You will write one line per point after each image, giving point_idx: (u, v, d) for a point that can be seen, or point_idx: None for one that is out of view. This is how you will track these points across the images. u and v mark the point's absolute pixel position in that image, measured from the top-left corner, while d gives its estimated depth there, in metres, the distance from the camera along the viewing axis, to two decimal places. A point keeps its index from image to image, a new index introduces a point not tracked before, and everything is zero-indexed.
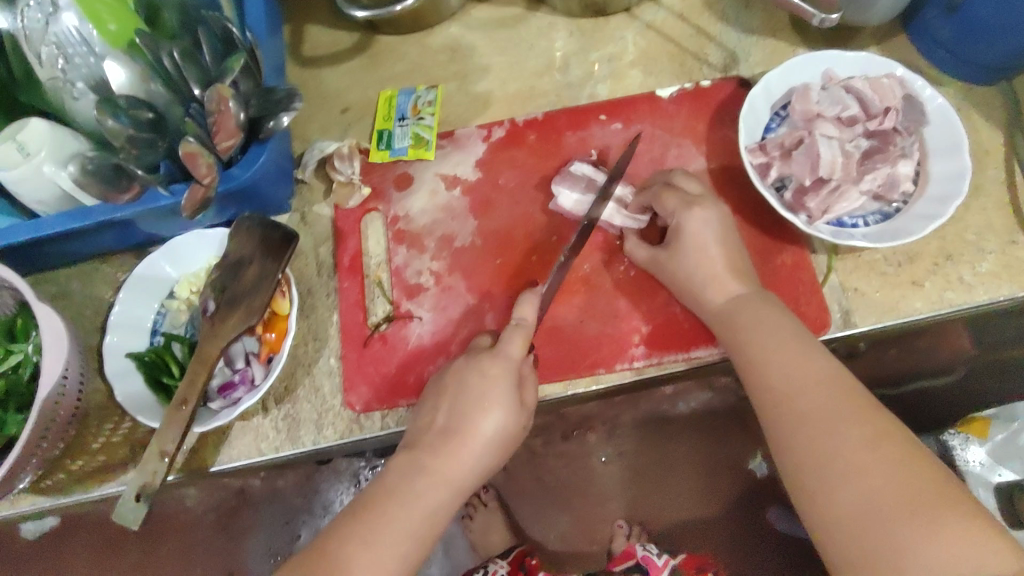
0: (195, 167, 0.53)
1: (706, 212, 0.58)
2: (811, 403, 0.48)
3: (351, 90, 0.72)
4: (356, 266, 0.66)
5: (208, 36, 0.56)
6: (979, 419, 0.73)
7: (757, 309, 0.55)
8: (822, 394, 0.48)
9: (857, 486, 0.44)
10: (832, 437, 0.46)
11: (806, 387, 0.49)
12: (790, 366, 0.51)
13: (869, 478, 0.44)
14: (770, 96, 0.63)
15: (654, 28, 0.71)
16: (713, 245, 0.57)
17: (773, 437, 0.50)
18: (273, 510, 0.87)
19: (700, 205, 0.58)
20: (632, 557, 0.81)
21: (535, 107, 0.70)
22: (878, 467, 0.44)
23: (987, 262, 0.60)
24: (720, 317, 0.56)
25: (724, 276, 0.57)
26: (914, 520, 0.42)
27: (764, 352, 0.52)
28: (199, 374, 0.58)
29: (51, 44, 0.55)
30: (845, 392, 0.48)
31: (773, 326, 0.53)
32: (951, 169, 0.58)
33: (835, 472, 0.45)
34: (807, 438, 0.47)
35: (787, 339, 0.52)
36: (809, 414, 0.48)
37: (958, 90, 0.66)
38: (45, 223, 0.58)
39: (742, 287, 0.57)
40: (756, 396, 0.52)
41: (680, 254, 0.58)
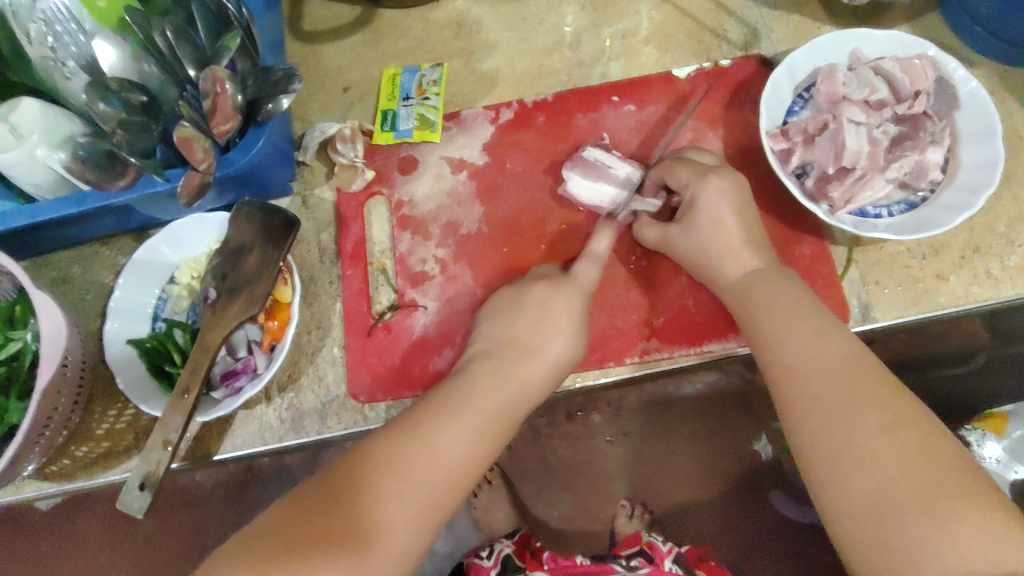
0: (191, 152, 0.51)
1: (722, 191, 0.55)
2: (826, 387, 0.46)
3: (353, 68, 0.69)
4: (359, 253, 0.64)
5: (201, 12, 0.53)
6: (995, 415, 0.69)
7: (776, 290, 0.52)
8: (840, 377, 0.46)
9: (871, 476, 0.42)
10: (848, 423, 0.44)
11: (822, 370, 0.47)
12: (805, 348, 0.48)
13: (885, 468, 0.42)
14: (793, 76, 0.60)
15: (670, 2, 0.68)
16: (727, 230, 0.55)
17: (784, 422, 0.48)
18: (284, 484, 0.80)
19: (715, 173, 0.56)
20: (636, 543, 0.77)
21: (545, 86, 0.67)
22: (895, 456, 0.42)
23: (1016, 254, 0.58)
24: (732, 305, 0.54)
25: (739, 248, 0.54)
26: (929, 512, 0.40)
27: (779, 332, 0.50)
28: (201, 362, 0.56)
29: (39, 20, 0.52)
30: (864, 374, 0.46)
31: (788, 306, 0.51)
32: (982, 156, 0.55)
33: (848, 459, 0.43)
34: (822, 424, 0.45)
35: (804, 318, 0.50)
36: (823, 398, 0.46)
37: (993, 70, 0.62)
38: (42, 208, 0.57)
39: (757, 259, 0.54)
40: (769, 377, 0.50)
41: (694, 242, 0.56)
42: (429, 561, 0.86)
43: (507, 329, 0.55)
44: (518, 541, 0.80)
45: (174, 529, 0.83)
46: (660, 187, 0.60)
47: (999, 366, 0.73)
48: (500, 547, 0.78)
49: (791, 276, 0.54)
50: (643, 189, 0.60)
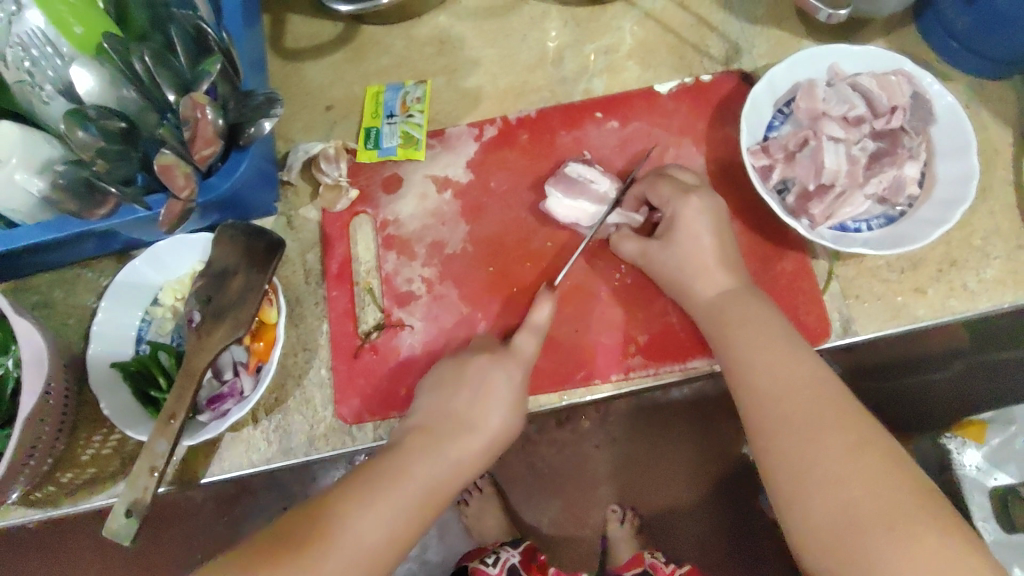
0: (172, 180, 0.51)
1: (701, 208, 0.56)
2: (795, 407, 0.47)
3: (335, 86, 0.69)
4: (345, 273, 0.64)
5: (180, 36, 0.53)
6: (975, 423, 0.71)
7: (752, 309, 0.53)
8: (806, 400, 0.47)
9: (835, 496, 0.43)
10: (815, 444, 0.45)
11: (790, 391, 0.48)
12: (775, 369, 0.49)
13: (849, 488, 0.43)
14: (773, 92, 0.61)
15: (652, 17, 0.68)
16: (705, 244, 0.55)
17: (755, 443, 0.48)
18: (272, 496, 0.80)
19: (698, 194, 0.56)
20: (640, 563, 0.81)
21: (528, 103, 0.67)
22: (859, 478, 0.43)
23: (992, 267, 0.59)
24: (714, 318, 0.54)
25: (716, 267, 0.55)
26: (891, 531, 0.41)
27: (748, 353, 0.50)
28: (186, 387, 0.56)
29: (15, 45, 0.51)
30: (829, 396, 0.47)
31: (759, 327, 0.52)
32: (958, 171, 0.56)
33: (813, 479, 0.44)
34: (787, 445, 0.46)
35: (777, 338, 0.51)
36: (792, 419, 0.46)
37: (968, 84, 0.63)
38: (21, 234, 0.56)
39: (733, 280, 0.55)
40: (739, 398, 0.50)
41: (673, 256, 0.56)
42: (420, 570, 0.87)
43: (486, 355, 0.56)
44: (524, 550, 0.80)
45: (166, 540, 0.83)
46: (640, 202, 0.61)
47: (975, 373, 0.73)
48: (505, 555, 0.78)
49: (764, 295, 0.54)
50: (626, 203, 0.61)
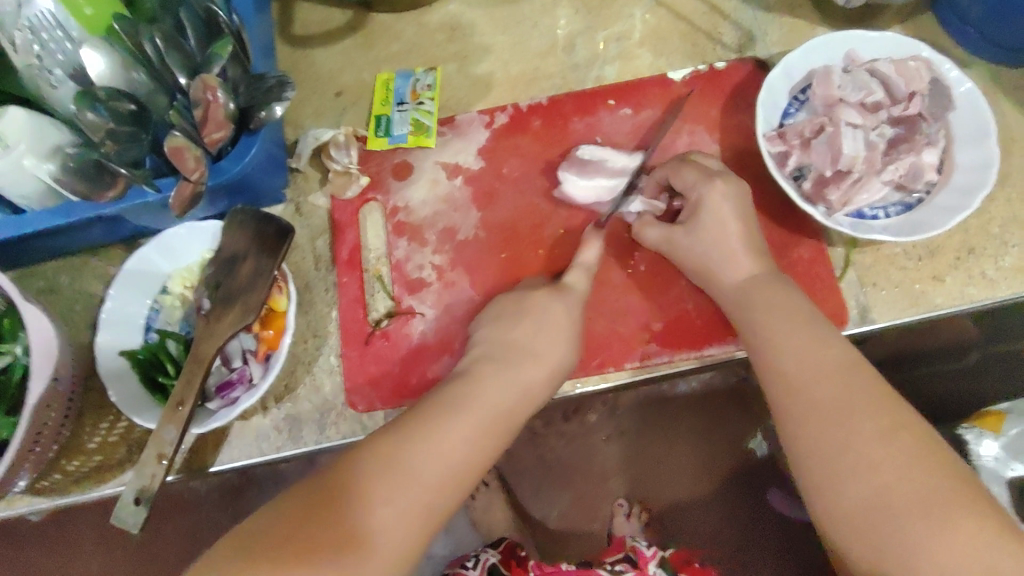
0: (183, 163, 0.51)
1: (727, 193, 0.55)
2: (824, 392, 0.46)
3: (345, 72, 0.69)
4: (355, 260, 0.64)
5: (191, 18, 0.52)
6: (991, 414, 0.69)
7: (773, 296, 0.52)
8: (836, 384, 0.46)
9: (866, 481, 0.43)
10: (846, 428, 0.44)
11: (818, 376, 0.47)
12: (803, 354, 0.48)
13: (880, 473, 0.42)
14: (788, 78, 0.60)
15: (665, 4, 0.67)
16: (730, 230, 0.55)
17: (782, 428, 0.48)
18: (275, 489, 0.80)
19: (722, 178, 0.56)
20: (620, 549, 0.73)
21: (539, 90, 0.67)
22: (891, 463, 0.42)
23: (1011, 256, 0.58)
24: (737, 301, 0.54)
25: (739, 254, 0.54)
26: (926, 516, 0.41)
27: (775, 337, 0.50)
28: (195, 373, 0.55)
29: (24, 28, 0.50)
30: (859, 382, 0.46)
31: (785, 312, 0.51)
32: (977, 158, 0.55)
33: (844, 464, 0.43)
34: (814, 431, 0.45)
35: (803, 323, 0.50)
36: (822, 404, 0.46)
37: (985, 72, 0.62)
38: (30, 220, 0.56)
39: (755, 266, 0.54)
40: (766, 384, 0.50)
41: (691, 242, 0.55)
42: None
43: (498, 350, 0.53)
44: (503, 550, 0.76)
45: (171, 533, 0.82)
46: (662, 188, 0.61)
47: (990, 366, 0.73)
48: (484, 555, 0.74)
49: (785, 281, 0.54)
50: (646, 191, 0.61)
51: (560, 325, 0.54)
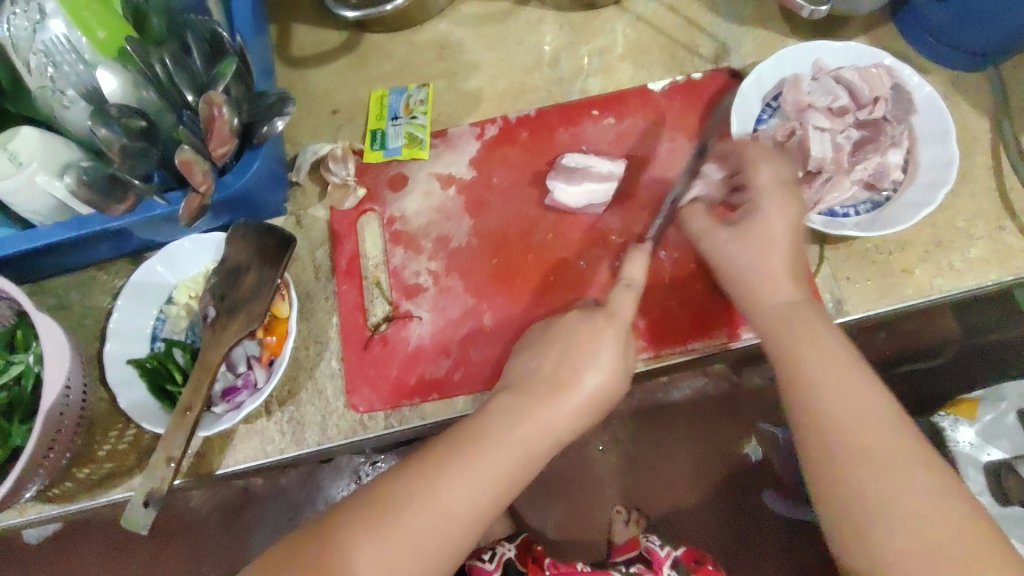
0: (191, 174, 0.53)
1: (788, 210, 0.52)
2: (873, 439, 0.44)
3: (341, 91, 0.72)
4: (354, 269, 0.67)
5: (196, 40, 0.56)
6: (966, 401, 0.74)
7: (804, 329, 0.49)
8: (884, 433, 0.44)
9: (915, 542, 0.41)
10: (898, 482, 0.42)
11: (864, 423, 0.45)
12: (845, 396, 0.46)
13: (934, 537, 0.41)
14: (761, 87, 0.63)
15: (643, 20, 0.71)
16: (782, 247, 0.52)
17: (821, 477, 0.45)
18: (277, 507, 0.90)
19: (789, 196, 0.53)
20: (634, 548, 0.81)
21: (527, 103, 0.70)
22: (945, 526, 0.41)
23: (976, 248, 0.61)
24: (777, 320, 0.51)
25: (782, 273, 0.52)
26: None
27: (816, 373, 0.47)
28: (202, 380, 0.58)
29: (39, 52, 0.54)
30: (902, 435, 0.44)
31: (824, 346, 0.48)
32: (939, 157, 0.59)
33: (893, 521, 0.42)
34: (864, 485, 0.43)
35: (848, 364, 0.47)
36: (872, 457, 0.43)
37: (946, 76, 0.66)
38: (41, 233, 0.58)
39: (796, 290, 0.52)
40: (802, 423, 0.47)
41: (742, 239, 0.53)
42: None
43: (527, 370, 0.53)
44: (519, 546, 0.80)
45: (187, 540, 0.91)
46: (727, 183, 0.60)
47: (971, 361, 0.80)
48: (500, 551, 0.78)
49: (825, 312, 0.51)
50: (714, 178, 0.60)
51: (587, 357, 0.52)
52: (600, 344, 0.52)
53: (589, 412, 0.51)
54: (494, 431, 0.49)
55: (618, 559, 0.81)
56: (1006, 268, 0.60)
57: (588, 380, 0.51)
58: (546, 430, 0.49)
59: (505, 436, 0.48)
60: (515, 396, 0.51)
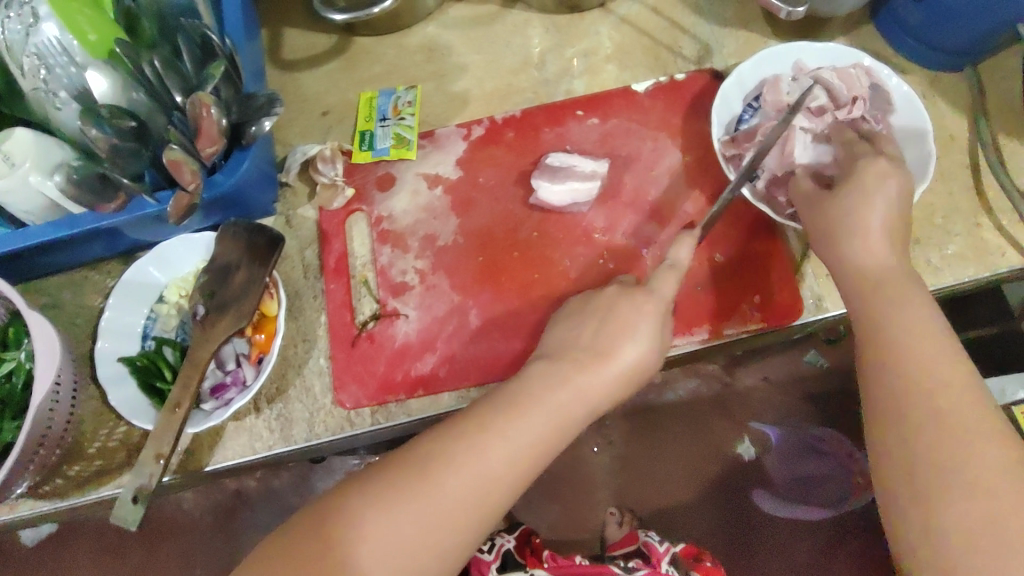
0: (180, 174, 0.54)
1: (897, 185, 0.53)
2: (950, 406, 0.45)
3: (331, 93, 0.73)
4: (342, 267, 0.68)
5: (187, 43, 0.57)
6: None
7: (903, 298, 0.49)
8: (964, 403, 0.45)
9: (983, 508, 0.41)
10: (971, 449, 0.43)
11: (947, 389, 0.45)
12: (933, 364, 0.46)
13: (1005, 506, 0.41)
14: (742, 88, 0.65)
15: (628, 22, 0.72)
16: (878, 214, 0.52)
17: (891, 433, 0.46)
18: (270, 510, 0.92)
19: (892, 175, 0.54)
20: (635, 542, 0.83)
21: (513, 104, 0.71)
22: (1021, 499, 0.41)
23: (954, 244, 0.62)
24: (875, 277, 0.51)
25: (877, 235, 0.52)
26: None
27: (901, 339, 0.48)
28: (192, 376, 0.58)
29: (31, 54, 0.55)
30: (978, 410, 0.44)
31: (915, 317, 0.48)
32: (917, 156, 0.60)
33: (957, 482, 0.42)
34: (937, 444, 0.44)
35: (936, 334, 0.47)
36: (947, 418, 0.44)
37: (924, 77, 0.67)
38: (34, 232, 0.59)
39: (892, 257, 0.52)
40: (878, 384, 0.47)
41: (837, 210, 0.54)
42: None
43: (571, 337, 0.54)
44: (518, 538, 0.82)
45: (180, 542, 0.92)
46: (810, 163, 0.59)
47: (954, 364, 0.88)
48: (500, 543, 0.79)
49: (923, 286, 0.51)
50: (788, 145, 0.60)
51: (627, 330, 0.53)
52: (642, 319, 0.53)
53: (624, 384, 0.52)
54: (537, 399, 0.50)
55: (619, 552, 0.84)
56: (983, 264, 0.61)
57: (626, 351, 0.52)
58: (580, 403, 0.50)
59: (525, 416, 0.49)
60: (550, 363, 0.52)
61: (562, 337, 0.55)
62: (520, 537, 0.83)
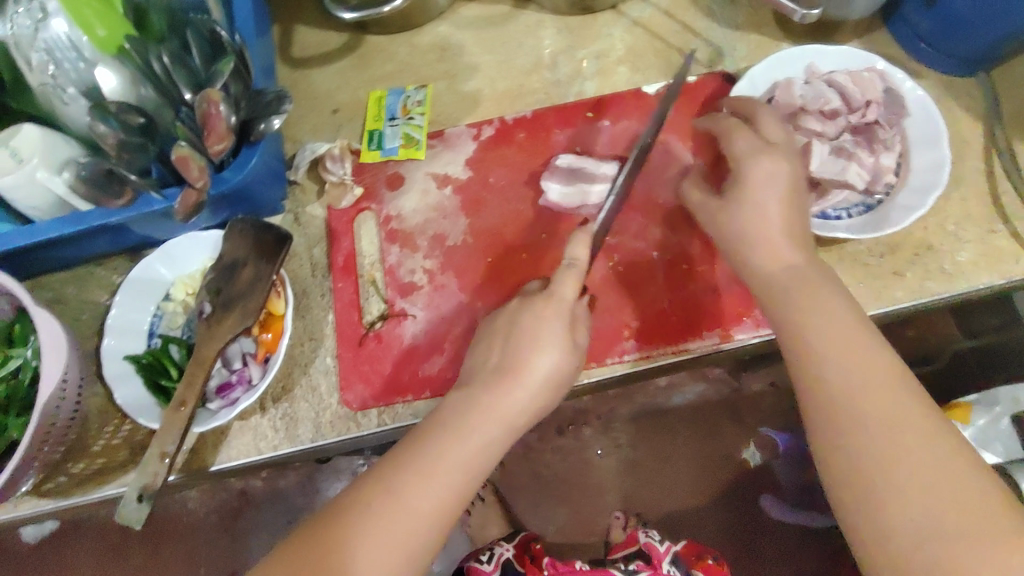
0: (188, 170, 0.54)
1: (776, 170, 0.52)
2: (870, 402, 0.44)
3: (341, 91, 0.73)
4: (350, 266, 0.67)
5: (196, 39, 0.57)
6: (960, 405, 0.74)
7: (811, 292, 0.49)
8: (884, 397, 0.44)
9: (920, 498, 0.41)
10: (899, 443, 0.42)
11: (866, 385, 0.44)
12: (850, 358, 0.45)
13: (932, 493, 0.40)
14: (754, 90, 0.64)
15: (641, 24, 0.72)
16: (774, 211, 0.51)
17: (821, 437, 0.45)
18: (276, 509, 0.91)
19: (770, 154, 0.53)
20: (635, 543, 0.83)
21: (524, 104, 0.71)
22: (951, 481, 0.41)
23: (967, 251, 0.61)
24: (770, 282, 0.51)
25: (780, 238, 0.51)
26: (991, 542, 0.38)
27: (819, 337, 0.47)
28: (197, 374, 0.58)
29: (40, 50, 0.54)
30: (899, 398, 0.44)
31: (827, 309, 0.47)
32: (931, 160, 0.59)
33: (889, 478, 0.42)
34: (867, 442, 0.43)
35: (851, 325, 0.47)
36: (869, 413, 0.43)
37: (939, 82, 0.67)
38: (40, 229, 0.59)
39: (799, 256, 0.51)
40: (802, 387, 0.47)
41: (727, 221, 0.53)
42: None
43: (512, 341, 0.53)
44: (517, 546, 0.84)
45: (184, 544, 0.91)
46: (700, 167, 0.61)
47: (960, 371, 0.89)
48: (500, 551, 0.82)
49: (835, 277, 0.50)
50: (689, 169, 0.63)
51: (535, 342, 0.52)
52: (548, 329, 0.52)
53: (544, 396, 0.51)
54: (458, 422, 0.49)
55: (616, 555, 0.83)
56: (997, 271, 0.60)
57: (540, 361, 0.51)
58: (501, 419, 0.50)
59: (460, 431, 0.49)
60: (463, 392, 0.51)
61: (474, 362, 0.54)
62: (520, 544, 0.84)
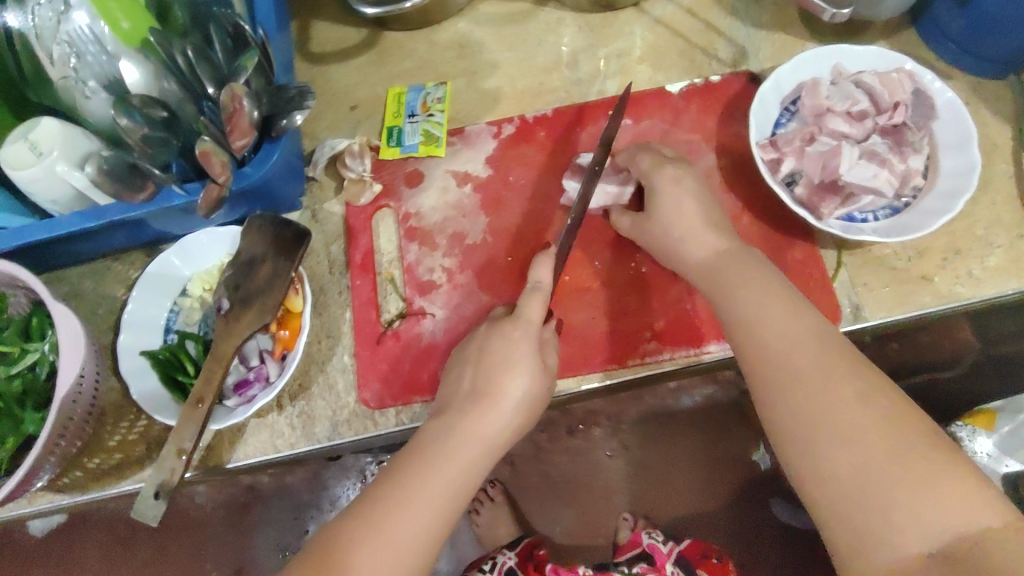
0: (211, 166, 0.53)
1: (683, 178, 0.58)
2: (801, 359, 0.45)
3: (360, 87, 0.72)
4: (368, 264, 0.67)
5: (219, 33, 0.56)
6: (986, 411, 0.71)
7: (742, 271, 0.52)
8: (813, 354, 0.45)
9: (853, 442, 0.41)
10: (828, 394, 0.43)
11: (796, 345, 0.46)
12: (780, 324, 0.47)
13: (862, 436, 0.41)
14: (779, 91, 0.63)
15: (663, 23, 0.71)
16: (694, 207, 0.57)
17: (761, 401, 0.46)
18: (283, 505, 0.84)
19: (673, 164, 0.59)
20: (637, 546, 0.80)
21: (545, 103, 0.70)
22: (882, 423, 0.41)
23: (995, 256, 0.61)
24: (704, 272, 0.55)
25: (703, 230, 0.56)
26: (917, 478, 0.40)
27: (750, 308, 0.49)
28: (214, 371, 0.57)
29: (63, 43, 0.55)
30: (830, 352, 0.45)
31: (757, 285, 0.50)
32: (961, 164, 0.58)
33: (822, 430, 0.42)
34: (799, 399, 0.44)
35: (778, 296, 0.49)
36: (799, 371, 0.45)
37: (967, 84, 0.66)
38: (59, 222, 0.58)
39: (722, 241, 0.55)
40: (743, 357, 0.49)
41: (657, 228, 0.58)
42: None
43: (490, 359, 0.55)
44: (521, 552, 0.83)
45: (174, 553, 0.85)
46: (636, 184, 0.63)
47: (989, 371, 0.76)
48: (501, 560, 0.83)
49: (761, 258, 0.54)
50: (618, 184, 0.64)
51: (498, 364, 0.54)
52: (516, 352, 0.54)
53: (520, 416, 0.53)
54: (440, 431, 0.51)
55: (620, 559, 0.79)
56: None
57: (511, 385, 0.53)
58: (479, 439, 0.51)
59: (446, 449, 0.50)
60: (441, 421, 0.53)
61: (448, 390, 0.56)
62: (523, 551, 0.83)
